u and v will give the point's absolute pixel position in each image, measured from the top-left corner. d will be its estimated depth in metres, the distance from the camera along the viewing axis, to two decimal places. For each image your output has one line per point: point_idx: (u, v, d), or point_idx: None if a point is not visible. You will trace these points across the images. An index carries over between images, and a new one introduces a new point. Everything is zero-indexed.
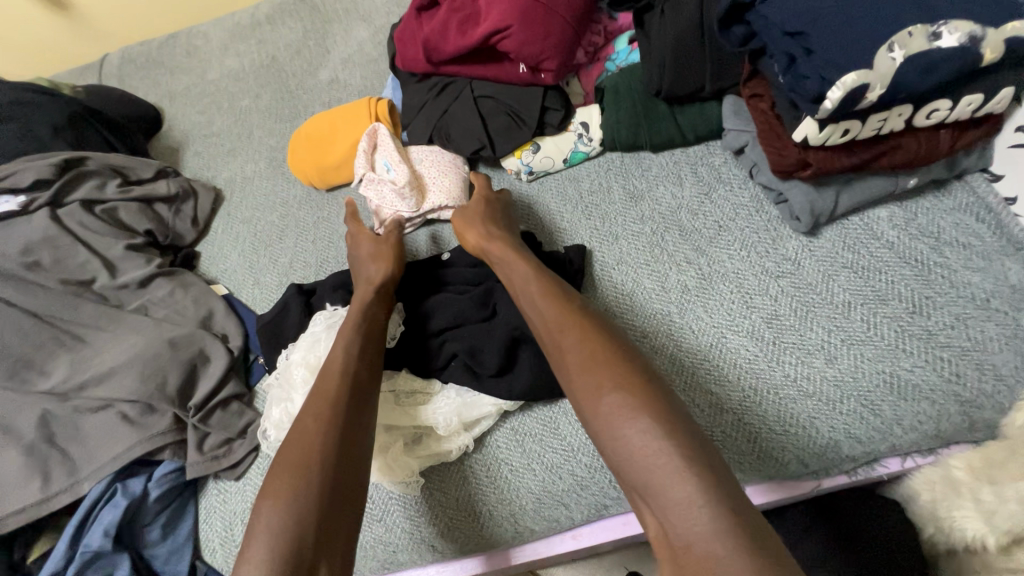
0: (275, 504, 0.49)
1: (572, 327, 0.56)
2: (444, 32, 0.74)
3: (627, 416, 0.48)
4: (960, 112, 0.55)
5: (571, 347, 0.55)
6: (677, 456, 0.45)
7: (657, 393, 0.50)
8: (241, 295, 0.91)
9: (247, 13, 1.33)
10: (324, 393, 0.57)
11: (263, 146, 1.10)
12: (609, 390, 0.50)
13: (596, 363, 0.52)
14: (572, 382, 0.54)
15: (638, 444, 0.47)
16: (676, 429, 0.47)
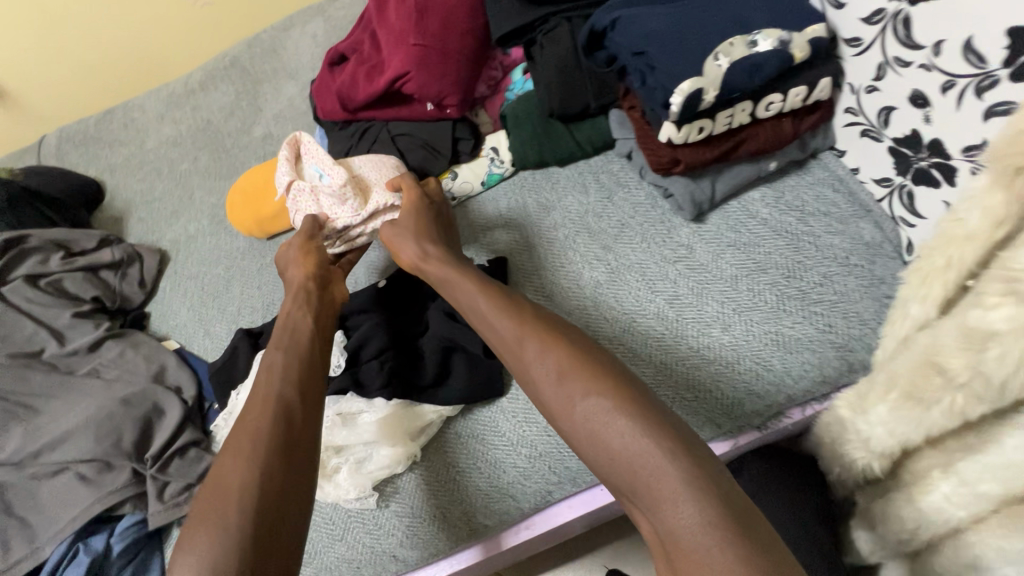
0: (197, 548, 0.48)
1: (545, 339, 0.55)
2: (354, 83, 0.83)
3: (619, 427, 0.47)
4: (793, 102, 0.65)
5: (545, 364, 0.53)
6: (658, 452, 0.44)
7: (644, 397, 0.49)
8: (193, 347, 0.95)
9: (180, 83, 1.39)
10: (245, 427, 0.57)
11: (205, 204, 1.15)
12: (595, 402, 0.49)
13: (567, 370, 0.52)
14: (551, 397, 0.52)
15: (635, 455, 0.45)
16: (655, 427, 0.46)
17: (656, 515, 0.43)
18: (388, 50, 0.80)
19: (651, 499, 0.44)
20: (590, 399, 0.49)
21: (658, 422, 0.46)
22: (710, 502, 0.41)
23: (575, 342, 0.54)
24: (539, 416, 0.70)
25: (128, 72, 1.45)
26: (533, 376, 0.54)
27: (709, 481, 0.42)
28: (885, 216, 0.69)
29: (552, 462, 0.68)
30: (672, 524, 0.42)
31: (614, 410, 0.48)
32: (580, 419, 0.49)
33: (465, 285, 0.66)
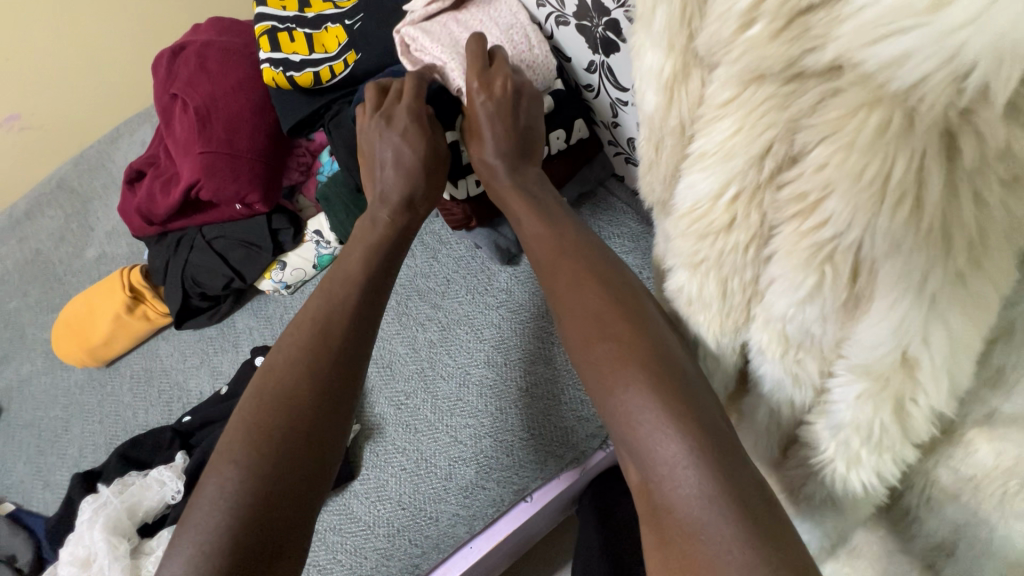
0: (234, 470, 0.42)
1: (582, 274, 0.47)
2: (152, 198, 0.81)
3: (624, 378, 0.39)
4: (557, 144, 0.72)
5: (575, 296, 0.46)
6: (669, 416, 0.36)
7: (669, 361, 0.39)
8: (32, 504, 0.87)
9: (4, 215, 1.31)
10: (304, 339, 0.49)
11: (39, 341, 1.08)
12: (616, 346, 0.41)
13: (601, 310, 0.44)
14: (578, 328, 0.44)
15: (636, 410, 0.37)
16: (677, 392, 0.37)
17: (644, 474, 0.36)
18: (179, 160, 0.80)
19: (638, 450, 0.36)
20: (605, 344, 0.42)
21: (681, 390, 0.38)
22: (717, 478, 0.33)
23: (615, 283, 0.46)
24: (391, 490, 0.70)
25: None
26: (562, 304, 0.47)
27: (721, 457, 0.34)
28: None
29: (410, 535, 0.68)
30: (663, 484, 0.34)
31: (629, 363, 0.39)
32: (591, 361, 0.42)
33: (511, 191, 0.59)
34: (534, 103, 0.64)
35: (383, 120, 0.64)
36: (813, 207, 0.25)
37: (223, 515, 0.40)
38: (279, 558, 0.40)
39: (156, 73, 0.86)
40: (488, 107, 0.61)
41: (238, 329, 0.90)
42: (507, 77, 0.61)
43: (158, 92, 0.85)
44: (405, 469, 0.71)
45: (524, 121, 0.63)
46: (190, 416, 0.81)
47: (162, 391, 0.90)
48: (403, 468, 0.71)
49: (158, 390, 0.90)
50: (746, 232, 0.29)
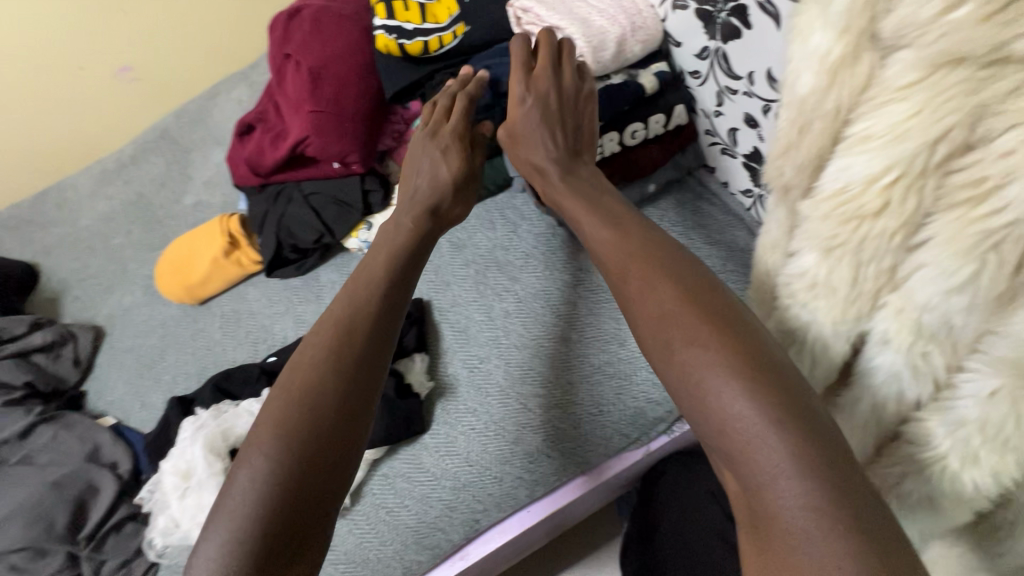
0: (263, 454, 0.46)
1: (659, 275, 0.45)
2: (262, 150, 0.87)
3: (720, 381, 0.38)
4: (655, 129, 0.72)
5: (655, 295, 0.44)
6: (767, 424, 0.36)
7: (761, 359, 0.39)
8: (131, 421, 0.95)
9: (112, 159, 1.42)
10: (321, 340, 0.53)
11: (139, 276, 1.17)
12: (709, 351, 0.40)
13: (683, 306, 0.43)
14: (658, 330, 0.43)
15: (741, 419, 0.37)
16: (772, 393, 0.37)
17: (743, 481, 0.37)
18: (290, 117, 0.86)
19: (739, 457, 0.37)
20: (697, 347, 0.40)
21: (785, 397, 0.37)
22: (821, 484, 0.34)
23: (689, 278, 0.44)
24: (459, 448, 0.73)
25: (59, 153, 1.47)
26: (637, 304, 0.45)
27: (824, 465, 0.34)
28: (756, 222, 0.75)
29: (475, 492, 0.71)
30: (766, 490, 0.35)
31: (727, 367, 0.39)
32: (677, 367, 0.41)
33: (566, 193, 0.58)
34: (587, 103, 0.64)
35: (428, 135, 0.71)
36: (987, 193, 0.27)
37: (247, 496, 0.45)
38: (302, 541, 0.44)
39: (273, 32, 0.91)
40: (534, 113, 0.61)
41: (322, 282, 0.96)
42: (550, 83, 0.62)
43: (273, 52, 0.91)
44: (475, 429, 0.74)
45: (573, 120, 0.63)
46: (276, 356, 0.87)
47: (250, 332, 0.96)
48: (473, 427, 0.74)
49: (246, 331, 0.97)
50: (896, 219, 0.30)
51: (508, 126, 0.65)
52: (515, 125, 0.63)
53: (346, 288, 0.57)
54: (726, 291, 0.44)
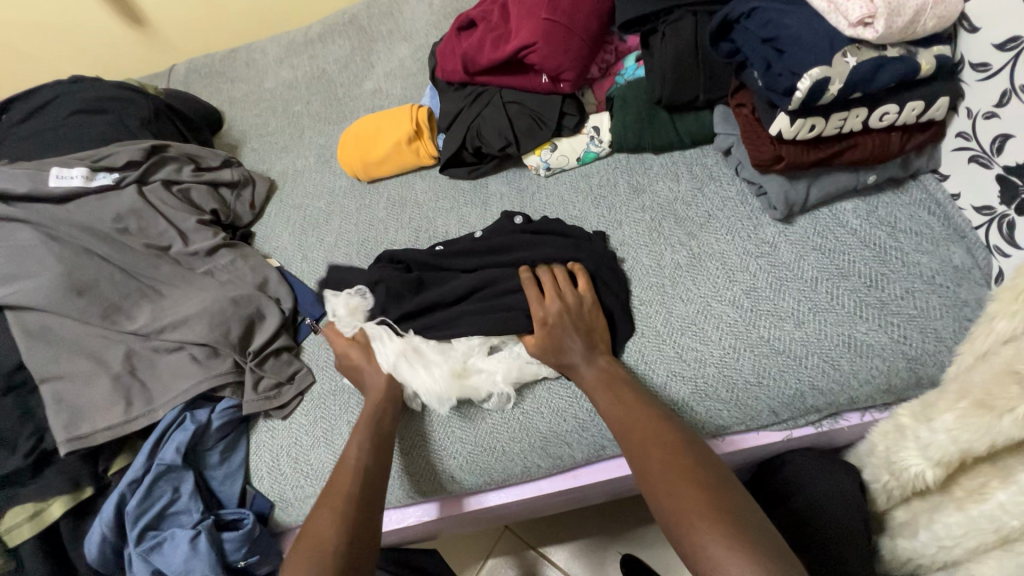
0: None
1: (656, 439, 0.60)
2: (480, 47, 0.90)
3: (695, 521, 0.51)
4: (907, 116, 0.67)
5: (650, 455, 0.58)
6: (738, 556, 0.48)
7: (729, 500, 0.53)
8: (291, 269, 1.02)
9: (301, 32, 1.43)
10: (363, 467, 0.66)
11: (313, 145, 1.23)
12: (685, 498, 0.53)
13: (677, 464, 0.56)
14: (652, 482, 0.57)
15: (713, 549, 0.49)
16: (738, 530, 0.50)
17: None
18: (518, 22, 0.88)
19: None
20: (678, 490, 0.54)
21: (745, 531, 0.50)
22: None
23: (673, 442, 0.59)
24: None
25: (254, 15, 1.50)
26: (641, 463, 0.59)
27: None
28: (980, 243, 0.69)
29: None
30: None
31: (701, 507, 0.52)
32: (669, 509, 0.54)
33: (587, 378, 0.69)
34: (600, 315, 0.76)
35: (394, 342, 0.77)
36: None
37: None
38: None
39: None
40: (565, 323, 0.72)
41: (490, 191, 0.98)
42: (586, 299, 0.75)
43: None
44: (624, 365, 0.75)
45: (589, 326, 0.73)
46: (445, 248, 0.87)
47: (413, 219, 1.00)
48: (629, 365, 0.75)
49: (410, 217, 1.01)
50: None
51: (546, 326, 0.72)
52: (559, 329, 0.71)
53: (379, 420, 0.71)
54: (697, 446, 0.59)
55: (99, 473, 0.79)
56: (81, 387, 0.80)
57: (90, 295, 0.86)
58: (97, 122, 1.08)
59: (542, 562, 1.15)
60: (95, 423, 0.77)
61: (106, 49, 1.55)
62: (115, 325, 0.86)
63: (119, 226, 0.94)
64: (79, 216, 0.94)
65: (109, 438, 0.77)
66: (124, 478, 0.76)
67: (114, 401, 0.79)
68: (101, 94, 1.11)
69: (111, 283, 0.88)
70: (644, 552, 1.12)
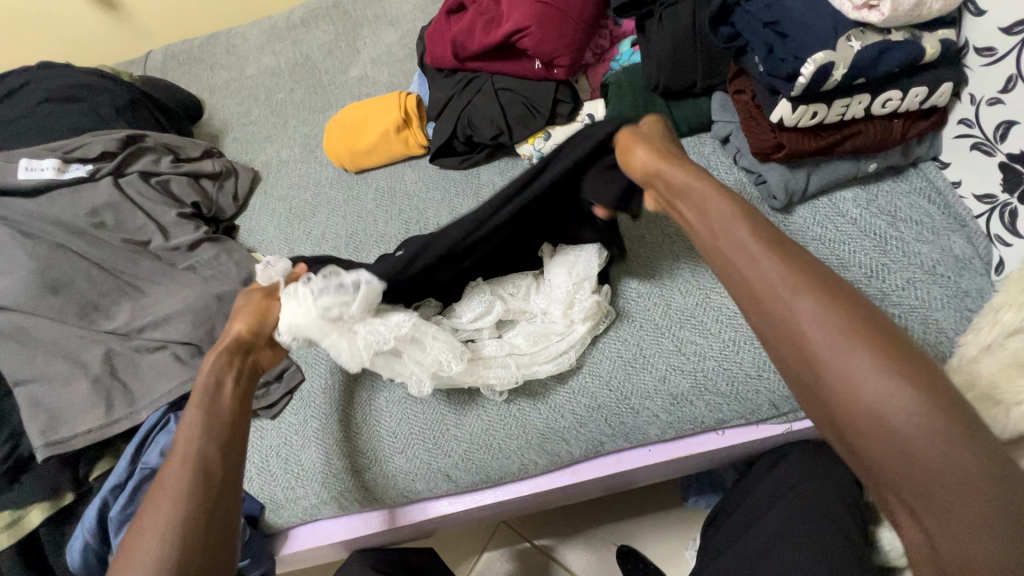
0: None
1: (818, 291, 0.44)
2: (471, 32, 0.87)
3: (891, 394, 0.39)
4: (910, 102, 0.66)
5: (815, 318, 0.43)
6: (935, 426, 0.38)
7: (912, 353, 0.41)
8: None
9: (283, 16, 1.37)
10: (173, 490, 0.50)
11: (297, 134, 1.19)
12: (880, 378, 0.40)
13: (841, 316, 0.43)
14: (814, 352, 0.43)
15: (916, 435, 0.38)
16: (930, 391, 0.39)
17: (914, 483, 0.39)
18: (509, 5, 0.85)
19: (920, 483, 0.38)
20: (858, 354, 0.41)
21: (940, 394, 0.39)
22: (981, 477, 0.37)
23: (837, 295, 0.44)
24: (600, 369, 0.74)
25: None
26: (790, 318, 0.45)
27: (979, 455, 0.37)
28: (980, 232, 0.69)
29: (609, 416, 0.72)
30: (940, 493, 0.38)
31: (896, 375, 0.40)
32: (840, 378, 0.41)
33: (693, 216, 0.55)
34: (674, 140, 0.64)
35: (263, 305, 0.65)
36: None
37: None
38: None
39: None
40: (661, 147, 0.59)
41: (482, 182, 0.95)
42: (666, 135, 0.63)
43: None
44: (621, 358, 0.74)
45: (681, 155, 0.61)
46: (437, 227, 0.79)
47: (403, 211, 0.97)
48: (621, 356, 0.74)
49: (400, 208, 0.97)
50: None
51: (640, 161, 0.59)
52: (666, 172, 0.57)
53: (193, 418, 0.56)
54: (871, 300, 0.45)
55: (81, 477, 0.76)
56: (59, 389, 0.77)
57: (66, 294, 0.82)
58: (68, 112, 1.03)
59: (539, 556, 1.14)
60: (75, 426, 0.75)
61: (77, 34, 1.48)
62: (93, 324, 0.82)
63: (95, 220, 0.90)
64: (52, 211, 0.90)
65: (90, 442, 0.74)
66: (106, 484, 0.74)
67: (94, 404, 0.76)
68: (73, 81, 1.06)
69: (88, 280, 0.85)
70: (641, 543, 1.12)
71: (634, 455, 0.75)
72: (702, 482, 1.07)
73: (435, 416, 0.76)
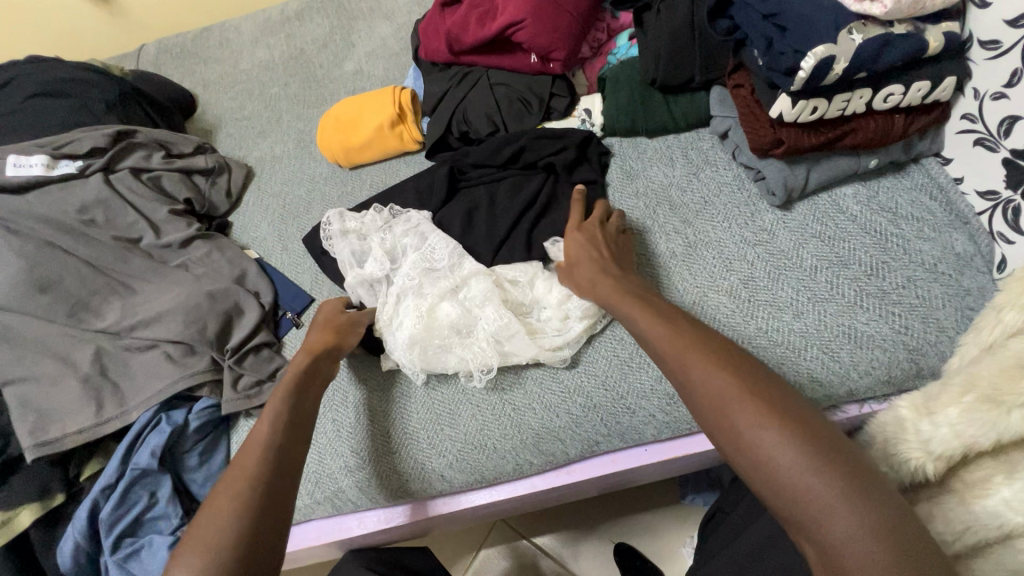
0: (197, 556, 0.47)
1: (708, 360, 0.49)
2: (465, 26, 0.86)
3: (776, 447, 0.42)
4: (912, 97, 0.65)
5: (710, 384, 0.47)
6: (820, 480, 0.40)
7: (800, 412, 0.44)
8: (270, 260, 0.97)
9: (277, 9, 1.35)
10: (256, 452, 0.56)
11: (291, 129, 1.17)
12: (769, 435, 0.43)
13: (734, 381, 0.47)
14: (713, 412, 0.46)
15: (803, 491, 0.40)
16: (815, 446, 0.42)
17: (813, 536, 0.40)
18: None
19: (815, 536, 0.40)
20: (749, 415, 0.44)
21: (824, 450, 0.42)
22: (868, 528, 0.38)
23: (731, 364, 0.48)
24: (597, 369, 0.73)
25: None
26: (692, 388, 0.49)
27: (863, 507, 0.39)
28: (983, 229, 0.67)
29: (605, 415, 0.71)
30: (832, 548, 0.39)
31: (777, 428, 0.43)
32: (739, 440, 0.44)
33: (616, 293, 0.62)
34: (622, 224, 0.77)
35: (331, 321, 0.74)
36: None
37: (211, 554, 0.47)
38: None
39: None
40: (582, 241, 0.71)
41: None
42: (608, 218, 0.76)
43: None
44: (618, 356, 0.73)
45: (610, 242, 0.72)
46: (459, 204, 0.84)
47: None
48: (617, 355, 0.73)
49: None
50: None
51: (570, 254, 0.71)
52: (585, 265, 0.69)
53: (277, 404, 0.61)
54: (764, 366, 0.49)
55: (71, 478, 0.75)
56: (49, 389, 0.76)
57: (56, 293, 0.82)
58: (58, 107, 1.01)
59: (535, 553, 1.14)
60: (65, 427, 0.74)
61: (68, 28, 1.46)
62: (83, 323, 0.81)
63: (84, 217, 0.89)
64: (42, 208, 0.89)
65: (80, 442, 0.73)
66: (97, 484, 0.73)
67: (84, 404, 0.75)
68: (62, 75, 1.04)
69: (78, 279, 0.84)
70: (638, 540, 1.12)
71: (631, 454, 0.74)
72: (699, 480, 1.07)
73: (426, 416, 0.75)
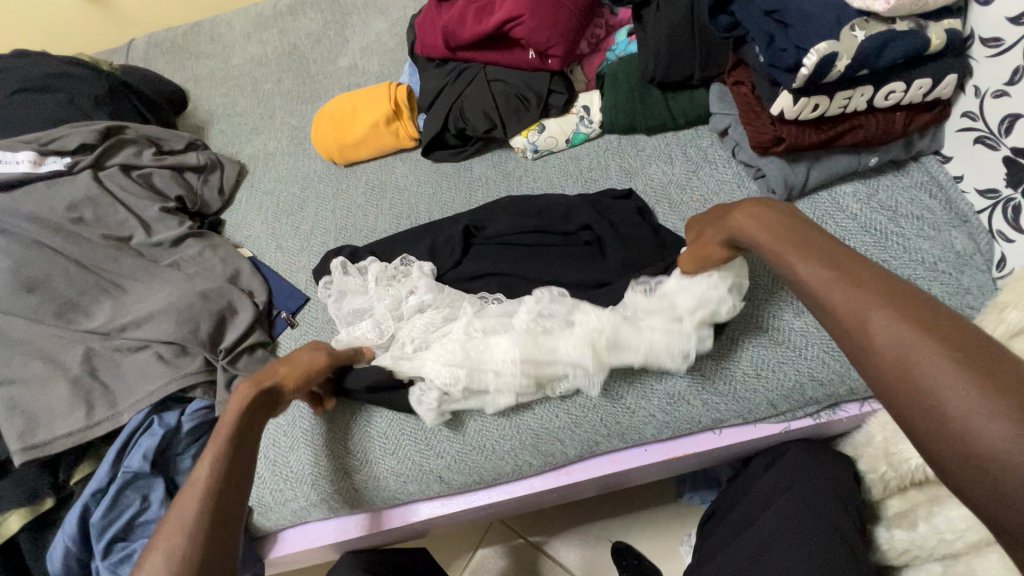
0: None
1: (842, 267, 0.47)
2: (462, 20, 0.84)
3: (983, 418, 0.35)
4: (914, 94, 0.64)
5: (835, 286, 0.46)
6: (956, 368, 0.38)
7: (939, 311, 0.41)
8: (264, 259, 0.95)
9: (270, 4, 1.33)
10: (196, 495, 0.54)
11: (285, 125, 1.16)
12: (895, 329, 0.41)
13: (859, 283, 0.45)
14: (840, 314, 0.45)
15: (937, 382, 0.38)
16: (948, 338, 0.39)
17: (945, 430, 0.37)
18: None
19: (948, 431, 0.37)
20: (879, 311, 0.43)
21: (959, 342, 0.39)
22: (1014, 417, 0.35)
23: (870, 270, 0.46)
24: None
25: None
26: (817, 291, 0.48)
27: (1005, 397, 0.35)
28: (982, 228, 0.67)
29: (604, 415, 0.70)
30: (965, 435, 0.36)
31: (990, 398, 0.36)
32: (863, 335, 0.43)
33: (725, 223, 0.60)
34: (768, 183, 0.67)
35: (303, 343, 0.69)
36: None
37: None
38: None
39: None
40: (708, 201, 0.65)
41: (474, 175, 0.93)
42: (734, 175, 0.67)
43: None
44: None
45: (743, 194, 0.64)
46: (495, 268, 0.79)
47: (393, 205, 0.94)
48: None
49: (390, 202, 0.95)
50: None
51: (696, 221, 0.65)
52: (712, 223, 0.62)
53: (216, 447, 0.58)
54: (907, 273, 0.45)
55: (61, 481, 0.74)
56: (37, 391, 0.74)
57: (44, 293, 0.80)
58: (45, 103, 0.99)
59: (533, 553, 1.13)
60: (53, 430, 0.72)
61: (55, 21, 1.43)
62: (73, 323, 0.80)
63: (73, 215, 0.87)
64: (28, 206, 0.87)
65: (69, 445, 0.72)
66: (87, 488, 0.72)
67: (73, 407, 0.73)
68: (50, 70, 1.02)
69: (66, 278, 0.82)
70: (636, 538, 1.11)
71: (631, 455, 0.74)
72: (698, 478, 1.07)
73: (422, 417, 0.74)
